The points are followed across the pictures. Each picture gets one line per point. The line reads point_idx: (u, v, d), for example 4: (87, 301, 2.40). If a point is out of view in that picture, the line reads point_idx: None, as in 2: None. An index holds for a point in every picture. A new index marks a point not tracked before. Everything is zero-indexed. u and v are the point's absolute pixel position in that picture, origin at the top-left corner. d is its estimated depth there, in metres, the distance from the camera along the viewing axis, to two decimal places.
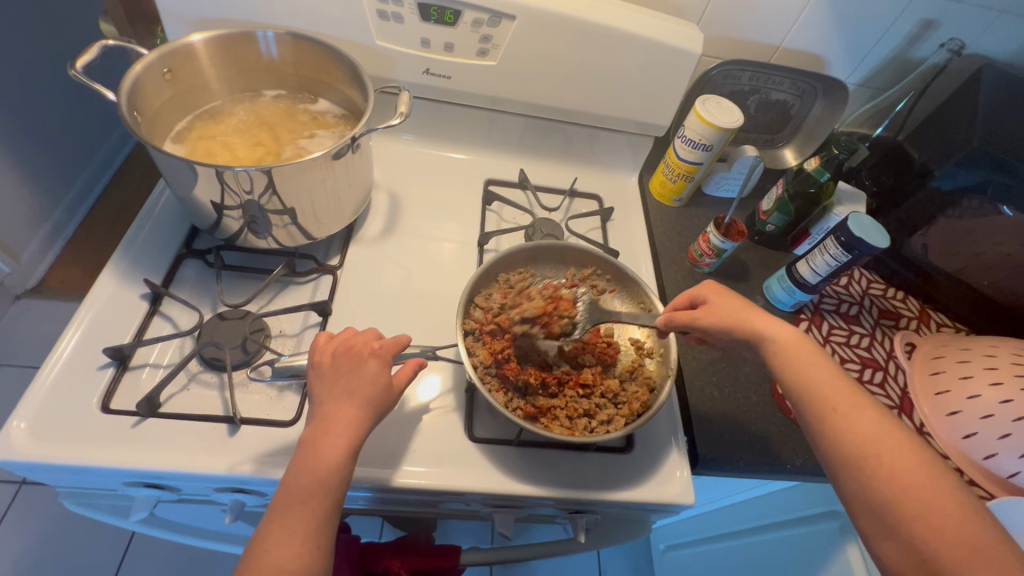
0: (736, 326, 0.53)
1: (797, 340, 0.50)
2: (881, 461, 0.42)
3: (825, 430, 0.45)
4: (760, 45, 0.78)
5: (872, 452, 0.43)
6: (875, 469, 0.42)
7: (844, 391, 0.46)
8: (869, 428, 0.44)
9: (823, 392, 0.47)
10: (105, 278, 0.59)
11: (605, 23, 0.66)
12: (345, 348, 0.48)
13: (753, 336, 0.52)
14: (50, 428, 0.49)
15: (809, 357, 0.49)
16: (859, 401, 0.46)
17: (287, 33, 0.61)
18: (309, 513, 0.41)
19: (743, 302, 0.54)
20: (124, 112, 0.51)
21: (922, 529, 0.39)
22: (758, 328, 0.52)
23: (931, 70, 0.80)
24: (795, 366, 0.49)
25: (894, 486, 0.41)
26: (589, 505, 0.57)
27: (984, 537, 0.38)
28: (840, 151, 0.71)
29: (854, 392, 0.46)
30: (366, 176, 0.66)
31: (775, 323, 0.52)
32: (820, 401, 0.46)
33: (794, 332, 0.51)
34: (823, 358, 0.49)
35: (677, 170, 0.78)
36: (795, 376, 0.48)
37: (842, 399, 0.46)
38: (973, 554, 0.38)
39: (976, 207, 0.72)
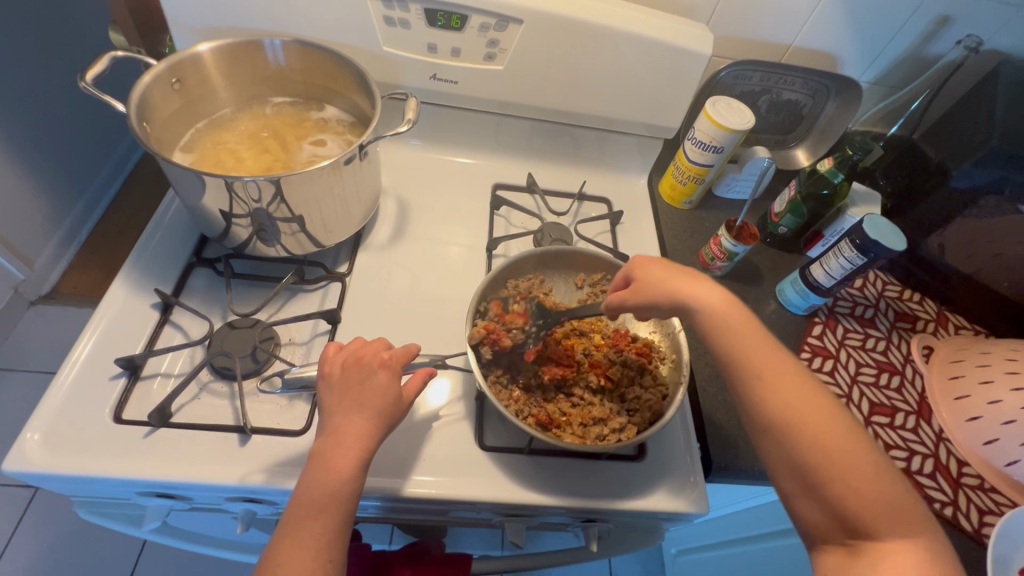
0: (662, 299, 0.50)
1: (722, 304, 0.47)
2: (808, 429, 0.41)
3: (761, 395, 0.43)
4: (771, 45, 0.77)
5: (794, 420, 0.41)
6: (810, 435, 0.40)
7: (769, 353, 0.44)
8: (804, 394, 0.42)
9: (750, 354, 0.44)
10: (116, 287, 0.59)
11: (613, 25, 0.65)
12: (354, 359, 0.48)
13: (681, 303, 0.48)
14: (63, 439, 0.49)
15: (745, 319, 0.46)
16: (786, 365, 0.44)
17: (294, 41, 0.61)
18: (321, 527, 0.40)
19: (671, 269, 0.51)
20: (133, 123, 0.51)
21: (849, 492, 0.39)
22: (684, 295, 0.49)
23: (948, 67, 0.78)
24: (716, 330, 0.46)
25: (818, 448, 0.40)
26: (601, 515, 0.56)
27: (901, 493, 0.39)
28: (853, 153, 0.69)
29: (766, 353, 0.44)
30: (373, 184, 0.65)
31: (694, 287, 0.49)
32: (755, 364, 0.44)
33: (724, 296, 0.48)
34: (746, 318, 0.46)
35: (687, 172, 0.77)
36: (730, 341, 0.45)
37: (778, 366, 0.44)
38: (888, 510, 0.38)
39: (994, 207, 0.70)
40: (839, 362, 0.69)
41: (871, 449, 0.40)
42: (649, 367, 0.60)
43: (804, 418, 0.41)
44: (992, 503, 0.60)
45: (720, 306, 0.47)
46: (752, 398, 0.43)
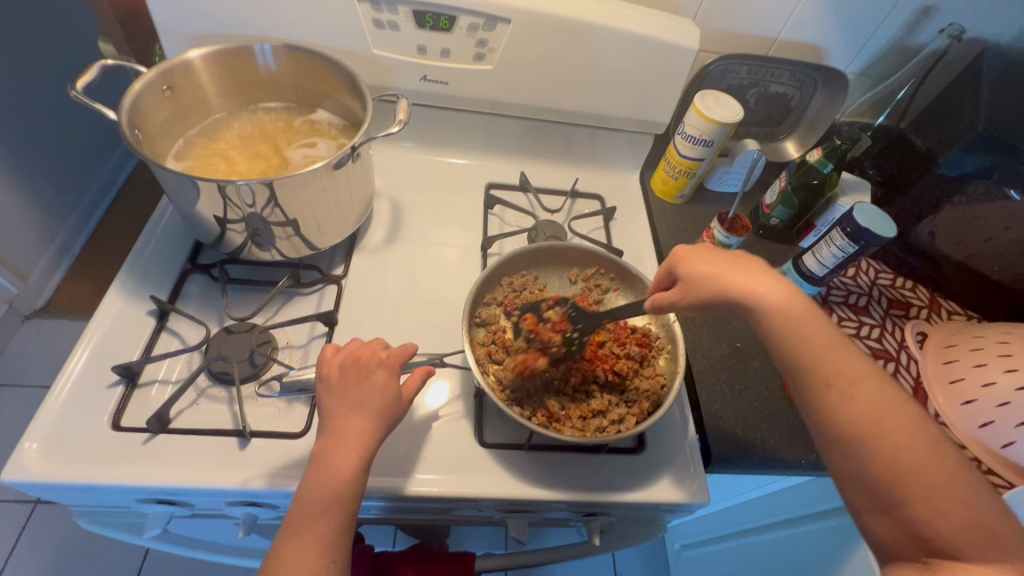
0: (714, 295, 0.48)
1: (788, 294, 0.45)
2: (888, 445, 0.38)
3: (835, 403, 0.40)
4: (758, 38, 0.78)
5: (911, 441, 0.38)
6: (891, 447, 0.38)
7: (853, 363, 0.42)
8: (879, 404, 0.40)
9: (839, 363, 0.42)
10: (112, 296, 0.59)
11: (600, 22, 0.65)
12: (352, 359, 0.48)
13: (739, 298, 0.46)
14: (62, 448, 0.49)
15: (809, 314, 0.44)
16: (867, 377, 0.41)
17: (283, 45, 0.62)
18: (324, 527, 0.40)
19: (721, 261, 0.49)
20: (125, 131, 0.52)
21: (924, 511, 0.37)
22: (743, 283, 0.46)
23: (932, 55, 0.79)
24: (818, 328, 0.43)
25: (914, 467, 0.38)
26: (603, 508, 0.56)
27: (978, 509, 0.37)
28: (842, 142, 0.70)
29: (853, 360, 0.42)
30: (367, 186, 0.66)
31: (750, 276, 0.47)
32: (832, 378, 0.41)
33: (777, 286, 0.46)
34: (815, 316, 0.44)
35: (678, 167, 0.77)
36: (788, 339, 0.43)
37: (866, 380, 0.41)
38: (962, 527, 0.36)
39: (982, 192, 0.71)
40: None
41: (940, 458, 0.38)
42: (646, 358, 0.60)
43: (896, 430, 0.39)
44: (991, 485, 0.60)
45: (781, 301, 0.45)
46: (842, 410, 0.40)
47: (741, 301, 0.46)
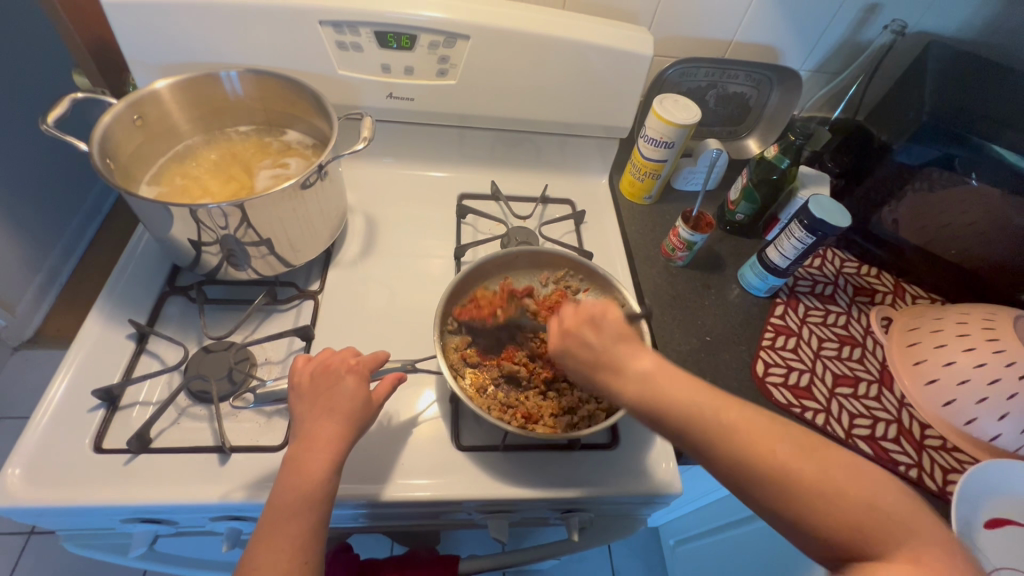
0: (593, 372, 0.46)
1: (649, 370, 0.43)
2: (797, 483, 0.35)
3: (736, 460, 0.37)
4: (713, 42, 0.81)
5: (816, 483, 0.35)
6: (789, 472, 0.36)
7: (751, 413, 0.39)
8: (737, 421, 0.38)
9: (724, 412, 0.39)
10: (91, 322, 0.60)
11: (555, 34, 0.68)
12: (322, 367, 0.50)
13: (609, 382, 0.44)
14: (44, 473, 0.50)
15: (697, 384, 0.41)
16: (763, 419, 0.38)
17: (249, 71, 0.64)
18: (296, 529, 0.42)
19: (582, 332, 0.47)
20: (97, 161, 0.53)
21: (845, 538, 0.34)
22: (618, 360, 0.45)
23: (880, 50, 0.82)
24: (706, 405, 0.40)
25: (827, 501, 0.34)
26: (580, 504, 0.57)
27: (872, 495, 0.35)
28: (795, 138, 0.73)
29: (728, 410, 0.39)
30: (338, 202, 0.68)
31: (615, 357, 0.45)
32: (702, 428, 0.39)
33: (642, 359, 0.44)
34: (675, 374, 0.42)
35: (643, 169, 0.80)
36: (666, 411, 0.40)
37: (733, 414, 0.39)
38: (874, 522, 0.34)
39: (946, 179, 0.72)
40: (802, 340, 0.71)
41: (821, 458, 0.36)
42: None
43: (780, 453, 0.36)
44: (955, 462, 0.62)
45: (650, 374, 0.43)
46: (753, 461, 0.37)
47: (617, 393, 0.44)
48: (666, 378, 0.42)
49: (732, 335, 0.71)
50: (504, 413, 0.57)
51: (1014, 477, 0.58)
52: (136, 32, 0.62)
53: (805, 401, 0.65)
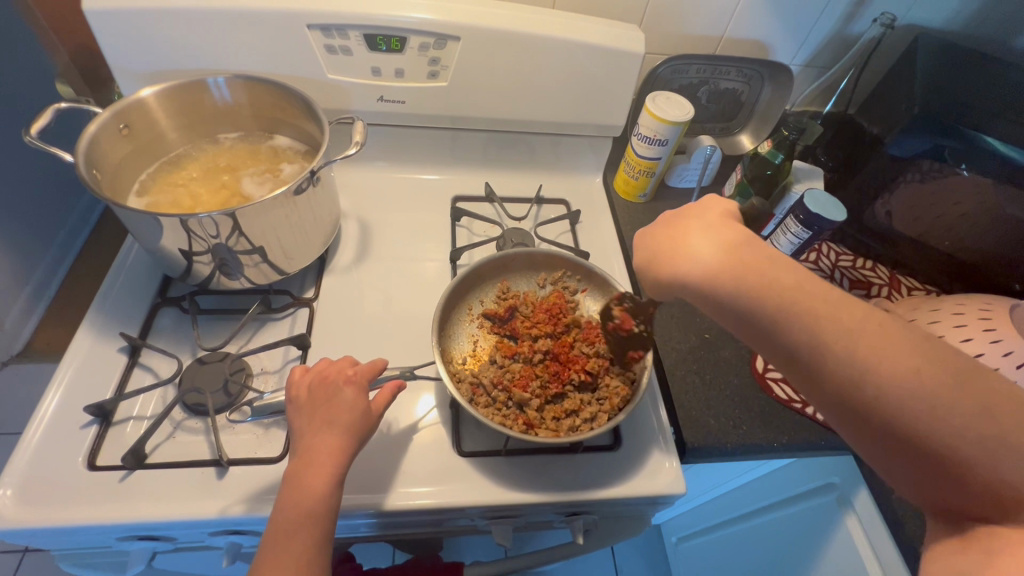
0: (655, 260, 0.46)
1: (723, 257, 0.42)
2: (889, 392, 0.35)
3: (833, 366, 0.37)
4: (703, 39, 0.81)
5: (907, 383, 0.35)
6: (853, 358, 0.36)
7: (847, 305, 0.38)
8: (826, 303, 0.38)
9: (808, 297, 0.39)
10: (81, 336, 0.59)
11: (546, 33, 0.67)
12: (320, 379, 0.49)
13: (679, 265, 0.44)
14: (37, 492, 0.49)
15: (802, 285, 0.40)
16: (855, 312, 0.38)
17: (237, 77, 0.63)
18: (300, 545, 0.42)
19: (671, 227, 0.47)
20: (82, 172, 0.52)
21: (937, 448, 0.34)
22: (687, 245, 0.44)
23: (869, 43, 0.82)
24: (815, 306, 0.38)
25: (929, 420, 0.34)
26: (584, 506, 0.57)
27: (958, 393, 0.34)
28: (789, 132, 0.73)
29: (813, 296, 0.39)
30: (331, 208, 0.67)
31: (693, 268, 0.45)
32: (777, 305, 0.39)
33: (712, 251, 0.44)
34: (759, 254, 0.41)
35: (637, 167, 0.80)
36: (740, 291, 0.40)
37: (825, 297, 0.38)
38: (955, 426, 0.33)
39: (937, 169, 0.73)
40: None
41: (904, 348, 0.36)
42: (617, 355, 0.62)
43: (858, 343, 0.36)
44: None
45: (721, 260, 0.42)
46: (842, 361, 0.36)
47: (684, 278, 0.43)
48: (752, 254, 0.42)
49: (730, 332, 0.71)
50: (505, 418, 0.56)
51: None
52: (119, 40, 0.60)
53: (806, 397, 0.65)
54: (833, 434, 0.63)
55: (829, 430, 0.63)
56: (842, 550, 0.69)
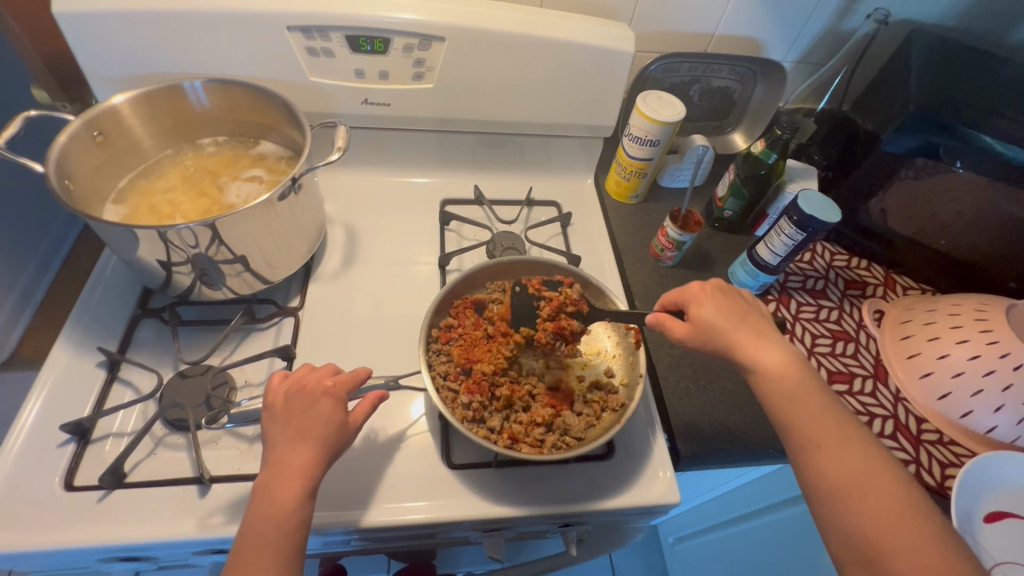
0: (718, 350, 0.50)
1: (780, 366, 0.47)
2: (855, 490, 0.41)
3: (807, 451, 0.44)
4: (694, 36, 0.79)
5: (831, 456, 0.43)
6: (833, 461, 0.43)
7: (839, 437, 0.44)
8: (819, 426, 0.44)
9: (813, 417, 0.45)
10: (58, 349, 0.57)
11: (531, 33, 0.65)
12: (298, 387, 0.48)
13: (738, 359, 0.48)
14: (11, 516, 0.47)
15: (787, 366, 0.47)
16: (857, 447, 0.43)
17: (215, 80, 0.61)
18: (268, 560, 0.41)
19: (727, 318, 0.50)
20: (53, 182, 0.50)
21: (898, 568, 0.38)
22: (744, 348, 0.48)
23: (863, 39, 0.82)
24: (785, 378, 0.46)
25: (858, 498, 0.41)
26: (577, 517, 0.56)
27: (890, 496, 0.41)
28: (782, 132, 0.71)
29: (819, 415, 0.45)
30: (315, 215, 0.65)
31: (752, 344, 0.48)
32: (798, 424, 0.45)
33: (778, 354, 0.47)
34: (808, 381, 0.46)
35: (629, 168, 0.78)
36: (757, 351, 0.48)
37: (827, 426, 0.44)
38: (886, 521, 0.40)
39: (930, 167, 0.71)
40: (795, 336, 0.70)
41: (868, 470, 0.42)
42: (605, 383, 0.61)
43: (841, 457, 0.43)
44: (952, 456, 0.61)
45: (774, 368, 0.47)
46: (780, 410, 0.46)
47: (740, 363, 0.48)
48: (788, 382, 0.46)
49: None
50: (491, 432, 0.55)
51: (1008, 471, 0.57)
52: (92, 44, 0.58)
53: None
54: None
55: None
56: None
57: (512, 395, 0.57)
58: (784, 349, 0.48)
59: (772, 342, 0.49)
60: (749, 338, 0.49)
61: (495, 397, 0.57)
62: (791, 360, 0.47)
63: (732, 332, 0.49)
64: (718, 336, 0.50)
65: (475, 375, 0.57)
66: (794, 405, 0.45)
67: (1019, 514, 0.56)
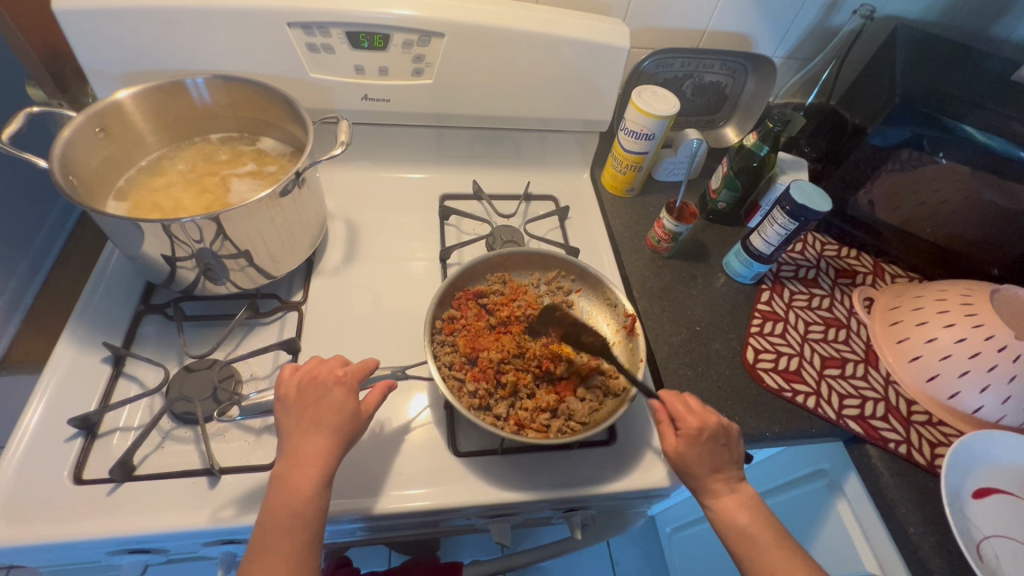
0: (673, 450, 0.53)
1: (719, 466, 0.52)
2: None
3: (752, 564, 0.48)
4: (687, 32, 0.81)
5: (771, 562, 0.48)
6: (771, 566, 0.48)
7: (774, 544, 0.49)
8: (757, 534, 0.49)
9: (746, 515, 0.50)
10: (62, 345, 0.57)
11: (528, 29, 0.67)
12: (309, 378, 0.49)
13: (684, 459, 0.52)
14: (21, 510, 0.48)
15: (741, 507, 0.51)
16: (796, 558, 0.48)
17: (216, 77, 0.62)
18: (286, 546, 0.42)
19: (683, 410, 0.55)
20: (58, 177, 0.50)
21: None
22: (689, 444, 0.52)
23: (850, 35, 0.84)
24: (722, 479, 0.52)
25: None
26: (582, 502, 0.57)
27: None
28: (773, 125, 0.73)
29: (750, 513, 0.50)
30: (317, 210, 0.66)
31: (720, 489, 0.52)
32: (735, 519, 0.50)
33: (734, 498, 0.51)
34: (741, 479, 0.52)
35: (624, 162, 0.80)
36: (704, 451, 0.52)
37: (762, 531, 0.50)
38: None
39: (915, 159, 0.74)
40: (789, 324, 0.72)
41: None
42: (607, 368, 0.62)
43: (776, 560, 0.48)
44: (942, 436, 0.64)
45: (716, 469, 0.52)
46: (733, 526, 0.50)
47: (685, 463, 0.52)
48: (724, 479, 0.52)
49: (720, 324, 0.72)
50: (496, 420, 0.56)
51: (993, 448, 0.59)
52: (93, 40, 0.58)
53: (796, 384, 0.66)
54: (822, 422, 0.64)
55: (818, 418, 0.64)
56: (833, 534, 0.71)
57: (518, 381, 0.58)
58: (741, 490, 0.52)
59: (731, 485, 0.52)
60: (709, 464, 0.52)
61: (501, 384, 0.58)
62: (746, 501, 0.51)
63: (700, 468, 0.52)
64: (690, 467, 0.52)
65: (481, 362, 0.59)
66: (747, 538, 0.49)
67: (1006, 489, 0.58)
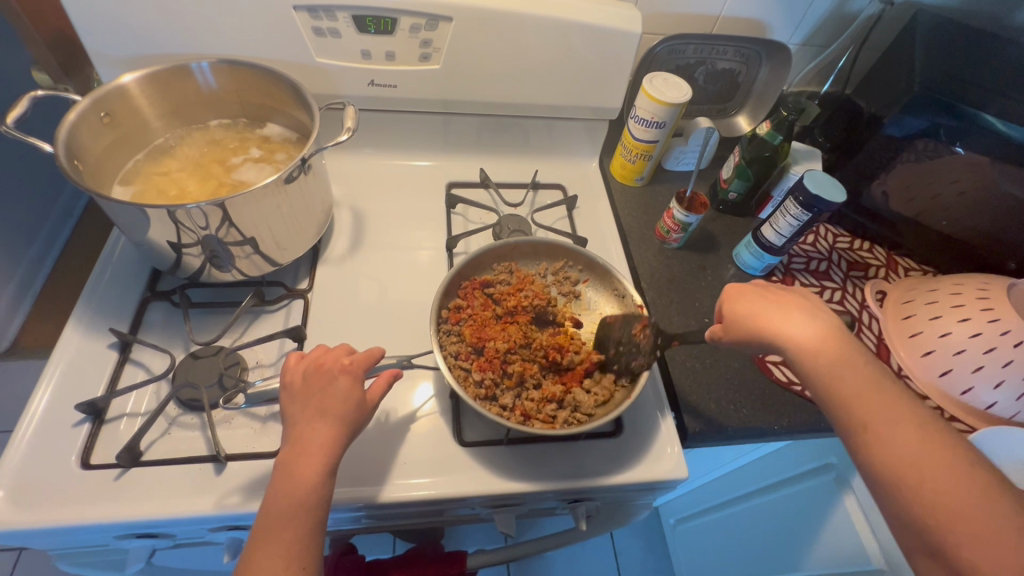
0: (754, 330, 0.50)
1: (820, 336, 0.46)
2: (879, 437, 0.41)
3: (836, 403, 0.44)
4: (700, 17, 0.79)
5: (847, 388, 0.43)
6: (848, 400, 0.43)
7: (868, 385, 0.43)
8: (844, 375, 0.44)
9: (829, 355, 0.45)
10: (69, 330, 0.58)
11: (538, 13, 0.65)
12: (315, 366, 0.49)
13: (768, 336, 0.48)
14: (30, 493, 0.48)
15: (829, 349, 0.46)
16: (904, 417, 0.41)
17: (221, 61, 0.61)
18: (290, 534, 0.42)
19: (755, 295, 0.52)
20: (63, 162, 0.50)
21: (962, 550, 0.36)
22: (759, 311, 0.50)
23: (868, 20, 0.82)
24: (798, 324, 0.48)
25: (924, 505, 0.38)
26: (587, 493, 0.57)
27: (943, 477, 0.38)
28: (788, 114, 0.71)
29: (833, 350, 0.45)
30: (323, 197, 0.65)
31: (800, 330, 0.48)
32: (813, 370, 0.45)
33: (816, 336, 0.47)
34: (842, 352, 0.45)
35: (635, 150, 0.78)
36: (780, 320, 0.48)
37: (851, 375, 0.44)
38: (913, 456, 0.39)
39: (931, 149, 0.72)
40: None
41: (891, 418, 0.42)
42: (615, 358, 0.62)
43: (854, 393, 0.43)
44: None
45: (807, 337, 0.46)
46: (829, 392, 0.44)
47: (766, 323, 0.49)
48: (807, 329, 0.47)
49: None
50: (502, 411, 0.55)
51: (1006, 445, 0.58)
52: (98, 23, 0.58)
53: None
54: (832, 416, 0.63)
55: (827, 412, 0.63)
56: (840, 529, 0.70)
57: (525, 371, 0.58)
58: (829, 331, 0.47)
59: (813, 324, 0.48)
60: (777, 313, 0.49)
61: (507, 374, 0.58)
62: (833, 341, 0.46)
63: (769, 319, 0.49)
64: (746, 324, 0.51)
65: (487, 353, 0.58)
66: (825, 375, 0.45)
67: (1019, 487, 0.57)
